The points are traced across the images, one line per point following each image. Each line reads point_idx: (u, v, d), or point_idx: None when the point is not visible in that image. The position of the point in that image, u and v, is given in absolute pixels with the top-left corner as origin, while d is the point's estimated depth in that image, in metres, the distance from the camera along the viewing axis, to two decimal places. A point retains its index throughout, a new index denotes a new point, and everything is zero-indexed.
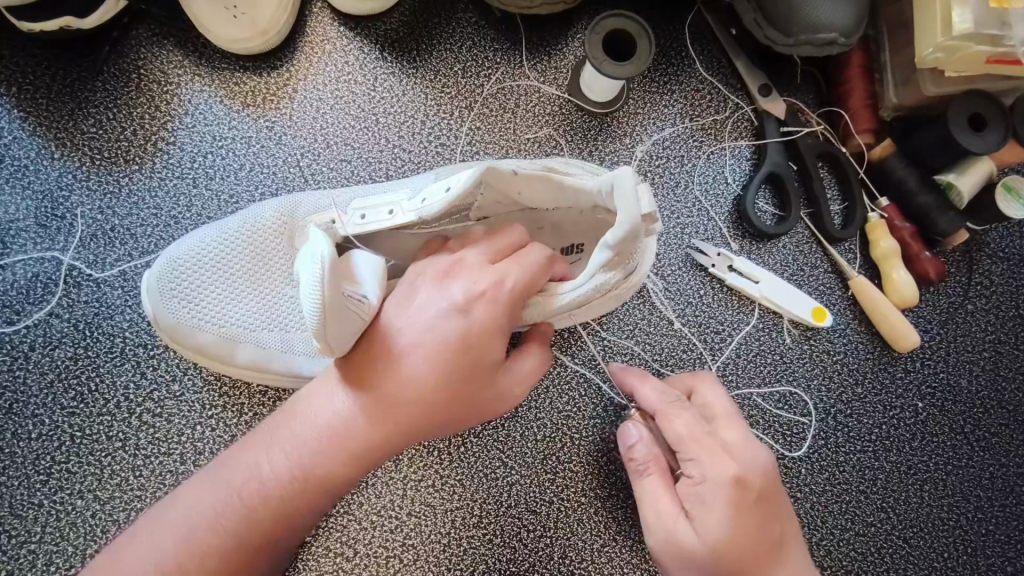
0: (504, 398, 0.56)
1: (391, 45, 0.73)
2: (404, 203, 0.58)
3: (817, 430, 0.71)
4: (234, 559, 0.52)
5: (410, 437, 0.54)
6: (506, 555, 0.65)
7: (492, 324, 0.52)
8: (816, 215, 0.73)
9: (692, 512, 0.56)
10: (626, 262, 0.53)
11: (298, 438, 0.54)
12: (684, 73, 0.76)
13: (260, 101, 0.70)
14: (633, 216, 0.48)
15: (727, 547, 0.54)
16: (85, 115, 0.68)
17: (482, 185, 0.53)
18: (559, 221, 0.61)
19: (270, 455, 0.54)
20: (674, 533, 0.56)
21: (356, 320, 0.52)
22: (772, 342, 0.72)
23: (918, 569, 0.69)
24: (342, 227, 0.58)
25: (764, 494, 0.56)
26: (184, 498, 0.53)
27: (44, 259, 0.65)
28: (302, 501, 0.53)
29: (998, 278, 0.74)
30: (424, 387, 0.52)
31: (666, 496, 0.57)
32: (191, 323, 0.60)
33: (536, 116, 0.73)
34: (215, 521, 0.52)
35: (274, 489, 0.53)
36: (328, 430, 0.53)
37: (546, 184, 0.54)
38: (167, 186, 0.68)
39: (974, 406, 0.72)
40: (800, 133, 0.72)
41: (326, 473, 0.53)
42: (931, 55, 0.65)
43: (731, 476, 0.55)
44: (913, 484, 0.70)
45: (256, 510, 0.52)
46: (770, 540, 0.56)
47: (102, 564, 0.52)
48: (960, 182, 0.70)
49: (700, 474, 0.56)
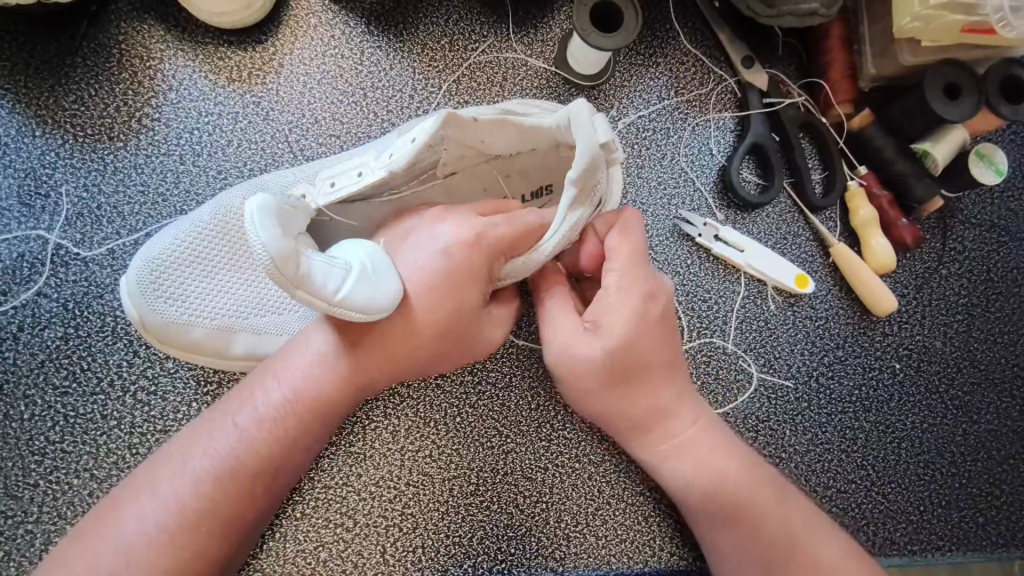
0: (488, 337, 0.59)
1: (377, 18, 0.73)
2: (371, 163, 0.56)
3: (801, 393, 0.73)
4: (239, 493, 0.53)
5: (401, 367, 0.56)
6: (503, 521, 0.67)
7: (478, 263, 0.55)
8: (798, 185, 0.75)
9: (593, 325, 0.58)
10: (593, 197, 0.52)
11: (291, 368, 0.55)
12: (668, 46, 0.77)
13: (246, 76, 0.70)
14: (592, 145, 0.49)
15: (619, 353, 0.57)
16: (66, 91, 0.67)
17: (445, 137, 0.53)
18: (525, 163, 0.59)
19: (262, 390, 0.55)
20: (573, 345, 0.58)
21: (331, 275, 0.47)
22: (757, 309, 0.74)
23: (897, 524, 0.72)
24: (314, 200, 0.56)
25: (666, 315, 0.59)
26: (181, 439, 0.54)
27: (30, 239, 0.64)
28: (299, 426, 0.54)
29: (971, 243, 0.77)
30: (413, 315, 0.54)
31: (568, 314, 0.59)
32: (183, 320, 0.60)
33: (525, 89, 0.74)
34: (215, 457, 0.53)
35: (273, 417, 0.54)
36: (320, 360, 0.55)
37: (507, 128, 0.54)
38: (153, 163, 0.67)
39: (948, 366, 0.75)
40: (781, 104, 0.74)
41: (321, 396, 0.55)
42: (908, 24, 0.67)
43: (642, 291, 0.57)
44: (891, 442, 0.73)
45: (255, 442, 0.53)
46: (665, 358, 0.59)
47: (99, 515, 0.52)
48: (936, 150, 0.72)
49: (610, 288, 0.58)
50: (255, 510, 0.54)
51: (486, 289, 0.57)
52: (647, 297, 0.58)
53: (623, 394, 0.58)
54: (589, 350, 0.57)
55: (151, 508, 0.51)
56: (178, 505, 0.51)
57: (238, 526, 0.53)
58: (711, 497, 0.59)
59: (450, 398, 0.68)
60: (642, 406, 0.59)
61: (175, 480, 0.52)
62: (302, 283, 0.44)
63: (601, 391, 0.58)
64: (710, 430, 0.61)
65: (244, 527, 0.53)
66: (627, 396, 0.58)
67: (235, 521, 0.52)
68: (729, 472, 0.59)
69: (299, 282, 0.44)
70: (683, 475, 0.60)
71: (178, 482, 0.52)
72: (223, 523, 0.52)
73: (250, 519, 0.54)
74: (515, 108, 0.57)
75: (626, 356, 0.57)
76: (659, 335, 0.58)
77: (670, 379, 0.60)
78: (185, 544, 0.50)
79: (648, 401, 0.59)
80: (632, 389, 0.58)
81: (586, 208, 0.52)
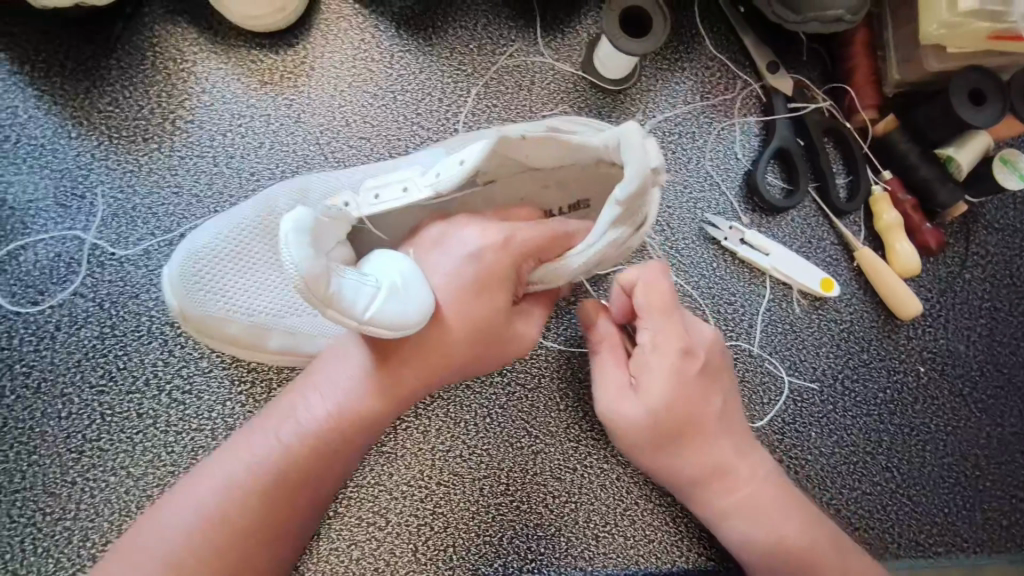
0: (521, 336, 0.59)
1: (406, 22, 0.73)
2: (417, 179, 0.57)
3: (826, 395, 0.74)
4: (277, 503, 0.53)
5: (435, 378, 0.56)
6: (533, 521, 0.67)
7: (508, 266, 0.56)
8: (823, 190, 0.75)
9: (638, 382, 0.60)
10: (637, 219, 0.53)
11: (332, 382, 0.56)
12: (694, 51, 0.78)
13: (278, 79, 0.70)
14: (641, 171, 0.48)
15: (665, 410, 0.59)
16: (102, 93, 0.67)
17: (492, 155, 0.54)
18: (565, 179, 0.60)
19: (303, 402, 0.55)
20: (622, 407, 0.60)
21: (360, 294, 0.47)
22: (783, 312, 0.74)
23: (923, 526, 0.72)
24: (356, 210, 0.57)
25: (708, 366, 0.61)
26: (224, 450, 0.55)
27: (66, 240, 0.65)
28: (338, 439, 0.55)
29: (994, 247, 0.78)
30: (449, 324, 0.55)
31: (615, 371, 0.61)
32: (222, 312, 0.60)
33: (552, 93, 0.74)
34: (254, 467, 0.53)
35: (313, 431, 0.54)
36: (358, 373, 0.55)
37: (552, 146, 0.55)
38: (188, 165, 0.68)
39: (972, 369, 0.76)
40: (806, 109, 0.75)
41: (360, 411, 0.55)
42: (936, 31, 0.68)
43: (680, 347, 0.60)
44: (916, 444, 0.74)
45: (295, 455, 0.53)
46: (710, 411, 0.61)
47: (143, 519, 0.53)
48: (959, 155, 0.73)
49: (649, 344, 0.60)
50: (293, 521, 0.54)
51: (514, 292, 0.58)
52: (689, 348, 0.60)
53: (674, 448, 0.60)
54: (635, 411, 0.59)
55: (193, 517, 0.51)
56: (218, 514, 0.52)
57: (276, 535, 0.53)
58: (765, 551, 0.60)
59: (480, 399, 0.68)
60: (694, 463, 0.60)
61: (217, 489, 0.52)
62: (331, 304, 0.45)
63: (652, 446, 0.60)
64: (770, 481, 0.62)
65: (281, 538, 0.54)
66: (679, 454, 0.60)
67: (273, 530, 0.53)
68: (789, 523, 0.60)
69: (328, 302, 0.44)
70: (738, 527, 0.61)
71: (220, 492, 0.52)
72: (261, 533, 0.52)
73: (288, 530, 0.54)
74: (563, 124, 0.57)
75: (675, 408, 0.59)
76: (702, 389, 0.60)
77: (723, 431, 0.62)
78: (225, 552, 0.51)
79: (699, 458, 0.60)
80: (685, 441, 0.60)
81: (626, 228, 0.52)
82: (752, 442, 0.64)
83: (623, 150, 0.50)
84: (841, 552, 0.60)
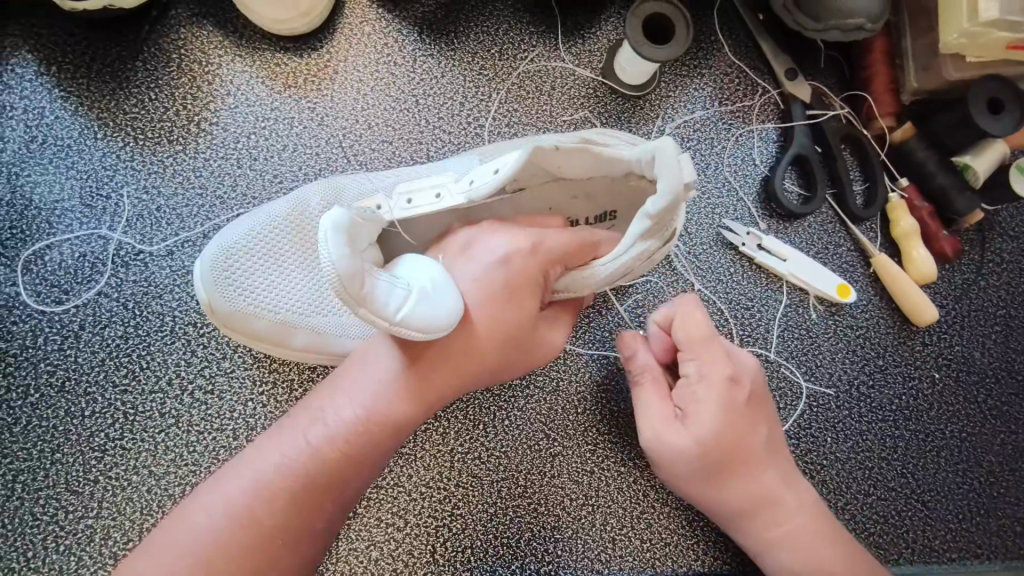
0: (547, 340, 0.60)
1: (429, 27, 0.74)
2: (451, 186, 0.58)
3: (841, 401, 0.74)
4: (305, 505, 0.53)
5: (463, 384, 0.57)
6: (550, 523, 0.68)
7: (536, 271, 0.57)
8: (840, 196, 0.76)
9: (684, 413, 0.60)
10: (665, 231, 0.53)
11: (361, 385, 0.56)
12: (712, 57, 0.78)
13: (301, 82, 0.71)
14: (673, 186, 0.48)
15: (713, 442, 0.58)
16: (127, 95, 0.68)
17: (526, 165, 0.54)
18: (594, 188, 0.60)
19: (333, 405, 0.56)
20: (668, 436, 0.60)
21: (393, 295, 0.48)
22: (799, 317, 0.75)
23: (936, 532, 0.73)
24: (388, 211, 0.57)
25: (754, 395, 0.61)
26: (256, 451, 0.56)
27: (91, 240, 0.66)
28: (366, 442, 0.55)
29: (1009, 255, 0.78)
30: (479, 330, 0.55)
31: (659, 402, 0.62)
32: (251, 307, 0.61)
33: (573, 98, 0.75)
34: (284, 469, 0.54)
35: (342, 433, 0.55)
36: (387, 377, 0.55)
37: (585, 158, 0.54)
38: (212, 166, 0.68)
39: (986, 376, 0.76)
40: (824, 116, 0.76)
41: (388, 414, 0.55)
42: (956, 40, 0.68)
43: (725, 375, 0.60)
44: (930, 450, 0.74)
45: (324, 457, 0.54)
46: (757, 441, 0.60)
47: (173, 517, 0.54)
48: (976, 163, 0.74)
49: (695, 374, 0.61)
50: (320, 524, 0.55)
51: (541, 298, 0.58)
52: (735, 376, 0.61)
53: (722, 482, 0.60)
54: (680, 441, 0.59)
55: (222, 517, 0.52)
56: (247, 515, 0.52)
57: (303, 537, 0.54)
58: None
59: (499, 401, 0.69)
60: (740, 495, 0.60)
61: (247, 490, 0.53)
62: (364, 303, 0.46)
63: (700, 480, 0.60)
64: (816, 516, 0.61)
65: (308, 539, 0.54)
66: (725, 485, 0.59)
67: (300, 531, 0.53)
68: (832, 554, 0.60)
69: (360, 302, 0.46)
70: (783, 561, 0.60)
71: (250, 492, 0.53)
72: (289, 534, 0.53)
73: (315, 532, 0.55)
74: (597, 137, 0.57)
75: (726, 443, 0.58)
76: (748, 418, 0.60)
77: (770, 463, 0.61)
78: (253, 553, 0.51)
79: (746, 488, 0.60)
80: (733, 474, 0.59)
81: (654, 239, 0.53)
82: (798, 475, 0.63)
83: (656, 166, 0.50)
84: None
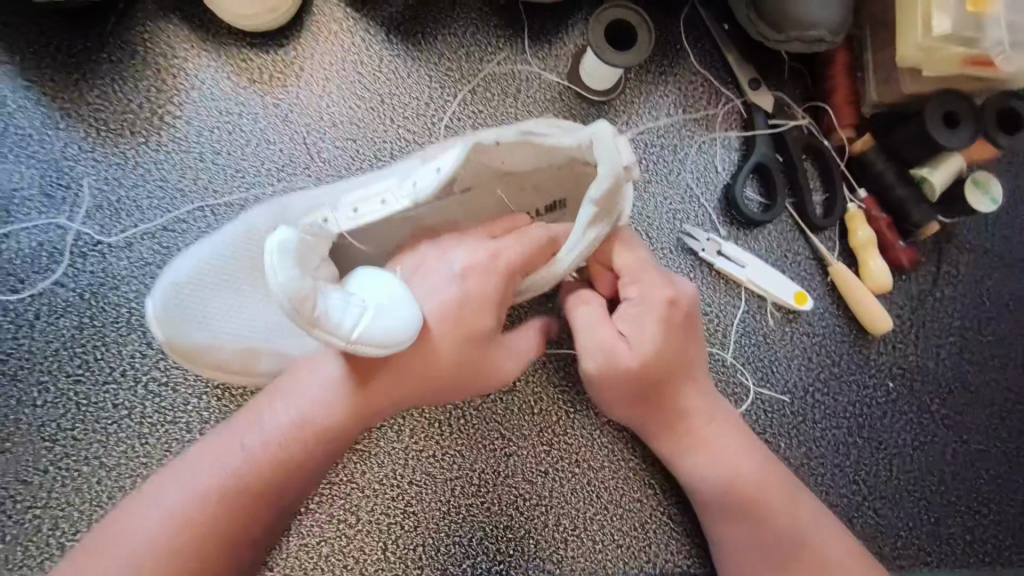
0: (502, 361, 0.60)
1: (396, 27, 0.74)
2: (394, 189, 0.58)
3: (796, 407, 0.75)
4: (240, 511, 0.54)
5: (413, 397, 0.57)
6: (503, 522, 0.68)
7: (493, 283, 0.57)
8: (799, 205, 0.77)
9: (626, 332, 0.60)
10: (614, 215, 0.55)
11: (303, 392, 0.56)
12: (678, 65, 0.79)
13: (267, 78, 0.71)
14: (615, 169, 0.51)
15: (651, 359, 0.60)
16: (91, 86, 0.68)
17: (468, 163, 0.55)
18: (541, 180, 0.62)
19: (275, 410, 0.56)
20: (611, 354, 0.60)
21: (348, 311, 0.48)
22: (757, 323, 0.75)
23: (886, 539, 0.73)
24: (336, 225, 0.57)
25: (693, 316, 0.62)
26: (197, 451, 0.56)
27: (49, 229, 0.66)
28: (305, 449, 0.56)
29: (964, 267, 0.79)
30: (436, 342, 0.56)
31: (605, 321, 0.61)
32: (211, 339, 0.61)
33: (538, 101, 0.76)
34: (222, 472, 0.54)
35: (281, 438, 0.55)
36: (335, 381, 0.56)
37: (526, 150, 0.56)
38: (174, 159, 0.69)
39: (940, 386, 0.77)
40: (786, 126, 0.77)
41: (328, 421, 0.56)
42: (912, 54, 0.70)
43: (666, 298, 0.60)
44: (883, 458, 0.75)
45: (261, 462, 0.54)
46: (687, 361, 0.62)
47: (107, 522, 0.53)
48: (934, 176, 0.74)
49: (637, 297, 0.61)
50: (257, 528, 0.55)
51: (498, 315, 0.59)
52: (673, 298, 0.61)
53: (650, 400, 0.62)
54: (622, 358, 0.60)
55: (159, 516, 0.52)
56: (182, 517, 0.52)
57: (237, 543, 0.54)
58: (720, 491, 0.63)
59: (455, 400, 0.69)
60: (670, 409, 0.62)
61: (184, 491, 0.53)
62: (317, 323, 0.46)
63: (628, 396, 0.62)
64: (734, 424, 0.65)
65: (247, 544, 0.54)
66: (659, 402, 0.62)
67: (236, 536, 0.53)
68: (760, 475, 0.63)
69: (313, 323, 0.46)
70: (702, 473, 0.63)
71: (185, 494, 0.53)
72: (226, 537, 0.53)
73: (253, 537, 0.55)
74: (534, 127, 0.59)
75: (654, 362, 0.60)
76: (685, 340, 0.62)
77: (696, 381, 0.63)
78: (187, 555, 0.51)
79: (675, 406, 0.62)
80: (655, 391, 0.62)
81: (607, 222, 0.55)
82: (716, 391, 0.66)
83: (595, 151, 0.52)
84: (789, 498, 0.63)
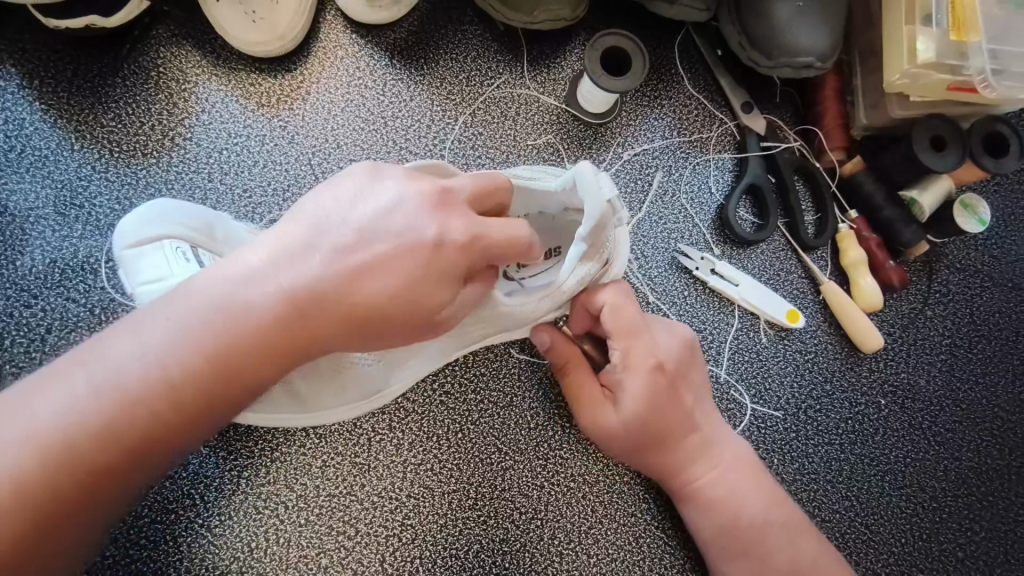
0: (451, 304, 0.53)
1: (399, 53, 0.77)
2: None
3: (789, 423, 0.76)
4: (105, 457, 0.45)
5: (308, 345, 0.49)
6: (499, 535, 0.69)
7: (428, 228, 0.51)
8: (791, 225, 0.79)
9: (612, 395, 0.65)
10: (602, 252, 0.60)
11: (212, 326, 0.47)
12: (673, 89, 0.82)
13: (275, 101, 0.74)
14: (599, 203, 0.54)
15: (637, 420, 0.63)
16: (105, 109, 0.71)
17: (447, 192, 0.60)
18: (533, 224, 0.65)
19: (169, 337, 0.46)
20: (598, 415, 0.65)
21: None
22: (750, 341, 0.77)
23: (879, 555, 0.74)
24: None
25: (679, 373, 0.66)
26: (73, 389, 0.45)
27: (62, 246, 0.68)
28: (199, 393, 0.47)
29: (954, 287, 0.81)
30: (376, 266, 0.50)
31: (588, 381, 0.66)
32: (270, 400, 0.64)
33: (537, 124, 0.78)
34: (91, 399, 0.45)
35: (173, 377, 0.46)
36: (233, 295, 0.48)
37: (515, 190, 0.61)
38: (184, 179, 0.71)
39: (931, 404, 0.78)
40: (778, 148, 0.79)
41: (232, 359, 0.47)
42: (899, 80, 0.72)
43: (651, 364, 0.64)
44: (875, 474, 0.76)
45: (145, 396, 0.46)
46: (678, 415, 0.65)
47: None
48: (923, 198, 0.76)
49: (621, 362, 0.64)
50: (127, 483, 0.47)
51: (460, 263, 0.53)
52: (659, 363, 0.64)
53: (645, 453, 0.65)
54: (608, 421, 0.64)
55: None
56: (32, 454, 0.43)
57: (100, 495, 0.46)
58: (723, 531, 0.65)
59: (453, 415, 0.71)
60: (661, 457, 0.66)
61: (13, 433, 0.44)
62: None
63: (624, 450, 0.65)
64: (739, 465, 0.67)
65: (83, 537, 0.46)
66: (652, 452, 0.65)
67: (100, 483, 0.45)
68: (761, 508, 0.65)
69: None
70: (702, 515, 0.66)
71: (24, 446, 0.43)
72: (54, 527, 0.44)
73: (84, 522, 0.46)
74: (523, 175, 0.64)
75: (652, 422, 0.64)
76: (674, 399, 0.65)
77: (691, 431, 0.66)
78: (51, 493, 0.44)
79: (669, 455, 0.66)
80: (653, 448, 0.65)
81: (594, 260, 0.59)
82: (722, 434, 0.68)
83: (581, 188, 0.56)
84: (789, 533, 0.65)
